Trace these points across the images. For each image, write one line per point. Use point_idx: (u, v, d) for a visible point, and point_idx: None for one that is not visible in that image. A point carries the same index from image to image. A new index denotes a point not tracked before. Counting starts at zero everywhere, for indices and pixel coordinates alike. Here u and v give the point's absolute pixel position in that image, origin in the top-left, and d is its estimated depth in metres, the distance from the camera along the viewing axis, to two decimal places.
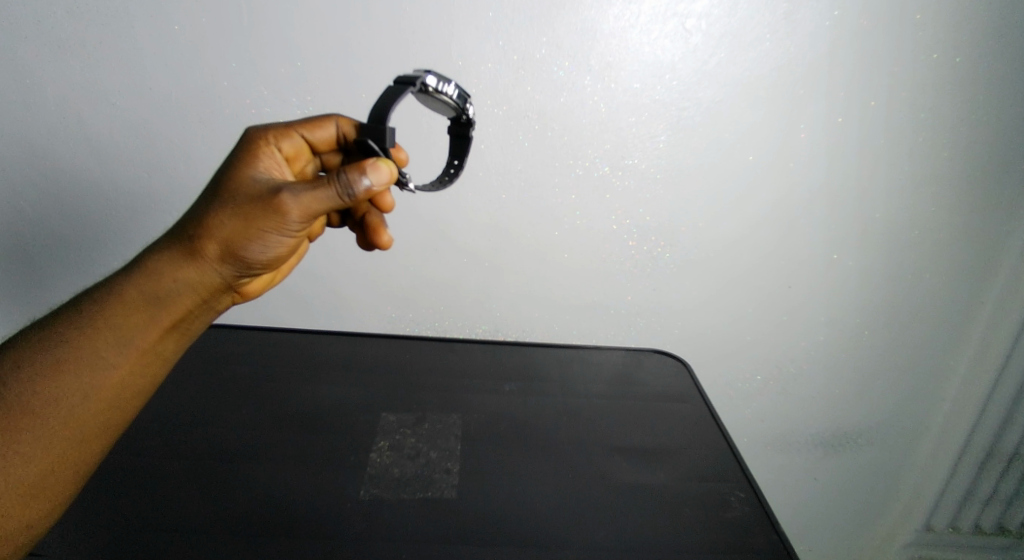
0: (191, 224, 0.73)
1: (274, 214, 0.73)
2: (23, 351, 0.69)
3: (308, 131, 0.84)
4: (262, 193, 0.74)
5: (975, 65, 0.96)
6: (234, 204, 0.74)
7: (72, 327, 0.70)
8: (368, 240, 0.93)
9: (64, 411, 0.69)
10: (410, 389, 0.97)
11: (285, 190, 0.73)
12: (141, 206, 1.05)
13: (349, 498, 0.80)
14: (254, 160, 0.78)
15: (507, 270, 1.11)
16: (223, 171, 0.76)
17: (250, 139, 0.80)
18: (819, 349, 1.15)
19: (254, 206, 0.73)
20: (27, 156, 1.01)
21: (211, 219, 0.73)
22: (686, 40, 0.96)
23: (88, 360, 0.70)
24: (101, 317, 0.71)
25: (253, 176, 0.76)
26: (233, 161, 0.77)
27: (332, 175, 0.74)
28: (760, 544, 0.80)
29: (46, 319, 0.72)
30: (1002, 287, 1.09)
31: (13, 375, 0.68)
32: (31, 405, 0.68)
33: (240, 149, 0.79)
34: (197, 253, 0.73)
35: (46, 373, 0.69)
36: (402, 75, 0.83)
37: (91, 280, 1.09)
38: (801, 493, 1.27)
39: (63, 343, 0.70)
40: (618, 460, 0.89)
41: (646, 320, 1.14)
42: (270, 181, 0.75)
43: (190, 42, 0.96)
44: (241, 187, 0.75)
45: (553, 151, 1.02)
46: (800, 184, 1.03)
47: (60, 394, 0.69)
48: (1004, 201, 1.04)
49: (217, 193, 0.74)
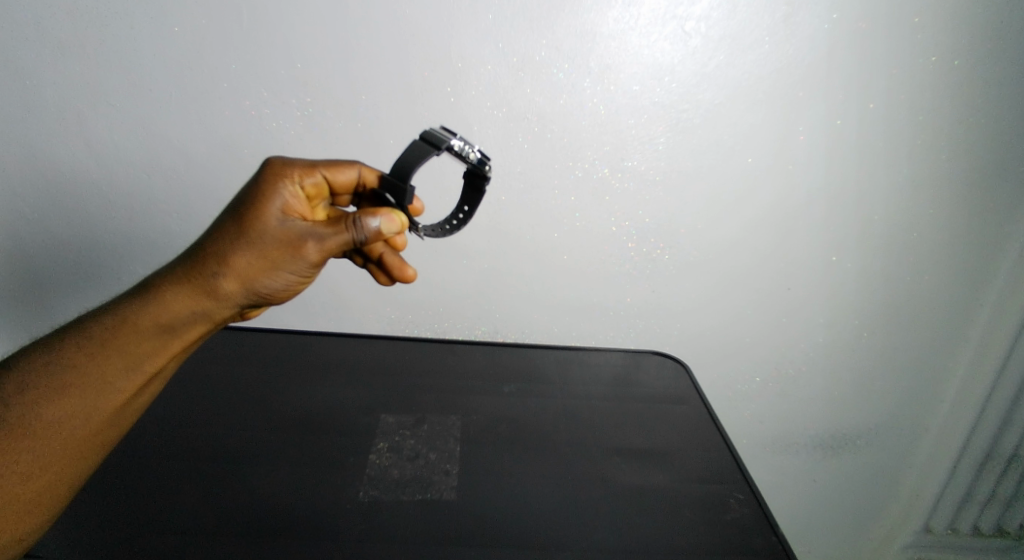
0: (210, 260, 0.73)
1: (293, 255, 0.75)
2: (30, 373, 0.70)
3: (329, 170, 0.81)
4: (282, 234, 0.75)
5: (974, 68, 0.96)
6: (258, 245, 0.74)
7: (79, 351, 0.71)
8: (384, 279, 0.93)
9: (62, 433, 0.69)
10: (409, 391, 0.97)
11: (311, 237, 0.75)
12: (140, 208, 1.04)
13: (347, 499, 0.80)
14: (275, 195, 0.76)
15: (507, 272, 1.11)
16: (244, 206, 0.75)
17: (273, 174, 0.77)
18: (819, 350, 1.15)
19: (279, 249, 0.74)
20: (28, 158, 1.01)
21: (229, 256, 0.73)
22: (685, 42, 0.96)
23: (93, 384, 0.71)
24: (109, 345, 0.71)
25: (274, 214, 0.75)
26: (253, 196, 0.75)
27: (349, 219, 0.77)
28: (759, 547, 0.81)
29: (51, 338, 0.72)
30: (1002, 289, 1.09)
31: (17, 396, 0.69)
32: (32, 426, 0.68)
33: (258, 180, 0.76)
34: (213, 290, 0.73)
35: (51, 395, 0.69)
36: (427, 134, 0.87)
37: (90, 282, 1.09)
38: (801, 494, 1.27)
39: (68, 367, 0.70)
40: (617, 462, 0.89)
41: (646, 322, 1.14)
42: (294, 224, 0.75)
43: (190, 44, 0.96)
44: (263, 226, 0.74)
45: (553, 153, 1.02)
46: (800, 186, 1.03)
47: (62, 417, 0.69)
48: (1003, 204, 1.04)
49: (235, 228, 0.74)
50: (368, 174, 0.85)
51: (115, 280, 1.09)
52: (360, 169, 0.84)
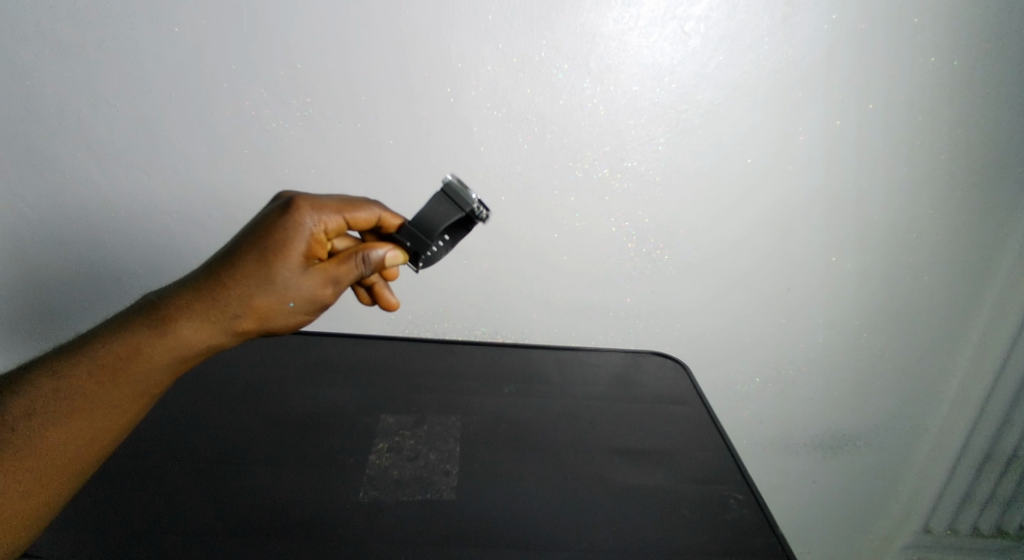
0: (229, 302, 0.74)
1: (309, 298, 0.77)
2: (36, 394, 0.69)
3: (350, 212, 0.79)
4: (301, 278, 0.76)
5: (973, 68, 0.97)
6: (279, 290, 0.75)
7: (89, 376, 0.71)
8: (369, 299, 0.90)
9: (63, 454, 0.70)
10: (408, 392, 0.97)
11: (329, 283, 0.77)
12: (138, 206, 1.04)
13: (347, 499, 0.80)
14: (297, 244, 0.75)
15: (506, 272, 1.10)
16: (266, 251, 0.74)
17: (297, 222, 0.75)
18: (819, 351, 1.15)
19: (299, 295, 0.76)
20: (26, 158, 1.01)
21: (247, 295, 0.74)
22: (685, 42, 0.96)
23: (102, 409, 0.71)
24: (121, 373, 0.72)
25: (295, 261, 0.75)
26: (277, 243, 0.74)
27: (361, 259, 0.78)
28: (759, 547, 0.81)
29: (57, 358, 0.72)
30: (1001, 289, 1.09)
31: (23, 418, 0.69)
32: (37, 448, 0.69)
33: (280, 217, 0.75)
34: (229, 328, 0.74)
35: (59, 419, 0.70)
36: (455, 190, 0.83)
37: (84, 282, 1.07)
38: (800, 494, 1.27)
39: (76, 391, 0.70)
40: (617, 462, 0.89)
41: (646, 322, 1.14)
42: (314, 271, 0.76)
43: (190, 44, 0.96)
44: (285, 271, 0.75)
45: (553, 153, 1.02)
46: (800, 186, 1.04)
47: (68, 440, 0.70)
48: (1003, 204, 1.04)
49: (255, 270, 0.74)
50: (388, 217, 0.82)
51: (112, 280, 1.08)
52: (379, 211, 0.82)
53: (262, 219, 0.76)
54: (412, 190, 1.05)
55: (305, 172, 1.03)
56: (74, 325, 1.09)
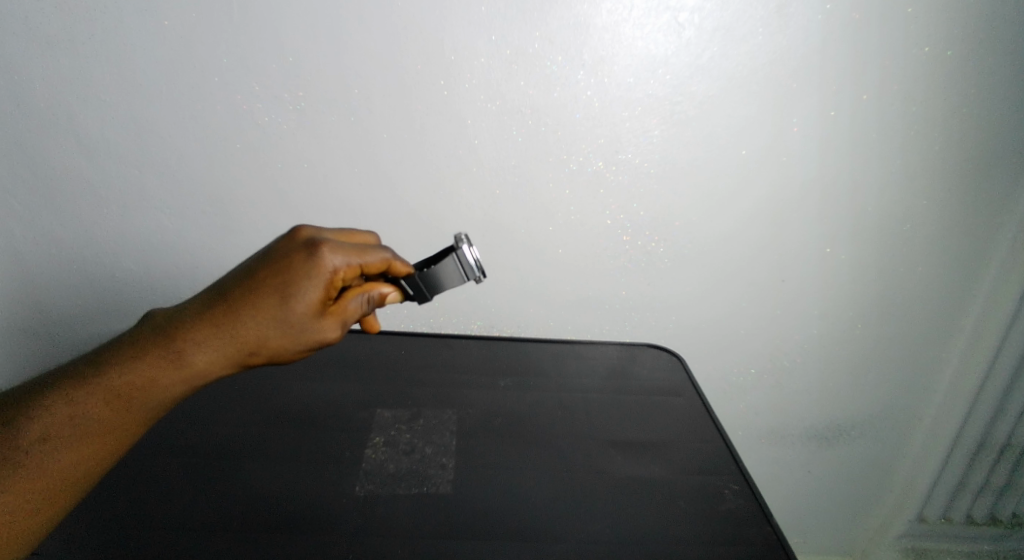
0: (243, 339, 0.72)
1: (318, 341, 0.75)
2: (44, 420, 0.66)
3: (366, 256, 0.76)
4: (315, 320, 0.74)
5: (966, 58, 0.97)
6: (291, 332, 0.73)
7: (103, 404, 0.68)
8: None
9: (72, 477, 0.67)
10: (404, 386, 0.96)
11: (339, 326, 0.75)
12: (131, 202, 1.03)
13: (345, 493, 0.80)
14: (315, 291, 0.73)
15: (501, 266, 1.10)
16: (283, 295, 0.72)
17: (317, 269, 0.72)
18: (813, 341, 1.15)
19: (308, 338, 0.74)
20: (15, 154, 1.00)
21: (262, 333, 0.72)
22: (678, 34, 0.96)
23: (116, 437, 0.68)
24: (135, 402, 0.69)
25: (310, 307, 0.73)
26: (295, 288, 0.72)
27: (365, 302, 0.77)
28: (754, 537, 0.81)
29: (66, 383, 0.68)
30: (994, 279, 1.10)
31: (37, 442, 0.66)
32: (48, 472, 0.66)
33: (300, 261, 0.72)
34: (240, 363, 0.73)
35: (73, 441, 0.67)
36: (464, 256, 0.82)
37: (77, 279, 1.07)
38: (796, 484, 1.28)
39: (89, 418, 0.67)
40: (612, 454, 0.89)
41: (641, 315, 1.14)
42: (326, 316, 0.74)
43: (180, 37, 0.95)
44: (300, 313, 0.73)
45: (547, 145, 1.02)
46: (795, 177, 1.04)
47: (79, 467, 0.67)
48: (996, 194, 1.05)
49: (272, 309, 0.72)
50: (398, 263, 0.79)
51: (104, 276, 1.07)
52: (390, 255, 0.79)
53: (280, 256, 0.73)
54: (406, 184, 1.04)
55: (299, 166, 1.03)
56: (67, 322, 1.09)
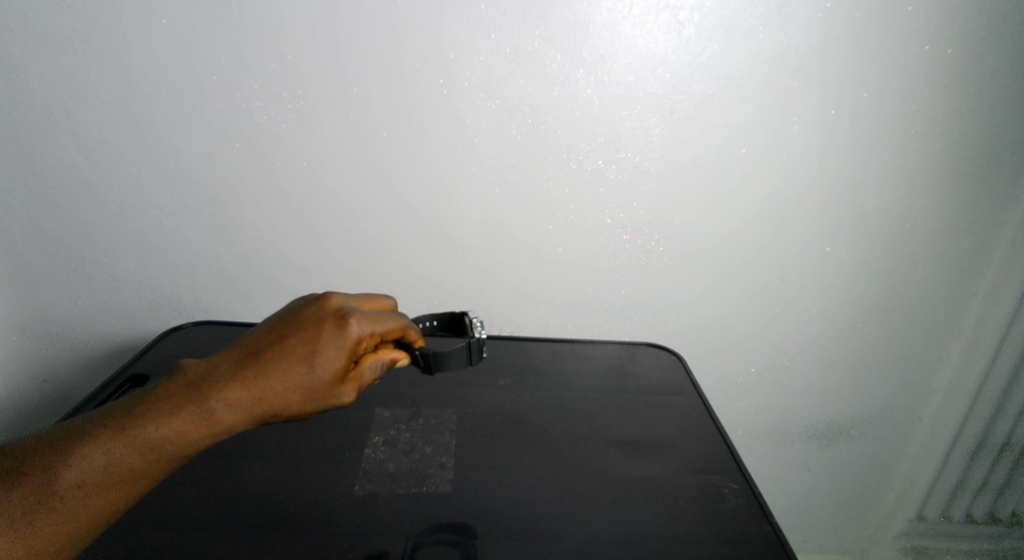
0: (267, 398, 0.70)
1: (336, 403, 0.73)
2: (78, 468, 0.64)
3: (387, 323, 0.76)
4: (336, 386, 0.72)
5: (965, 57, 0.97)
6: (313, 395, 0.71)
7: (134, 457, 0.66)
8: None
9: (101, 521, 0.65)
10: (403, 386, 0.96)
11: (355, 392, 0.74)
12: (131, 201, 1.03)
13: (344, 492, 0.80)
14: (339, 359, 0.71)
15: (500, 265, 1.10)
16: (307, 363, 0.70)
17: (343, 340, 0.71)
18: (813, 340, 1.15)
19: (328, 401, 0.72)
20: (12, 152, 0.99)
21: (285, 393, 0.70)
22: (678, 32, 0.96)
23: (144, 485, 0.67)
24: (165, 455, 0.67)
25: (333, 374, 0.71)
26: (320, 357, 0.71)
27: (379, 368, 0.76)
28: (754, 536, 0.81)
29: (97, 430, 0.66)
30: (993, 278, 1.10)
31: (70, 489, 0.64)
32: (81, 517, 0.64)
33: (326, 331, 0.71)
34: (263, 422, 0.71)
35: (105, 487, 0.65)
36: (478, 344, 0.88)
37: (76, 278, 1.06)
38: (796, 482, 1.28)
39: (120, 467, 0.65)
40: (613, 453, 0.89)
41: (641, 315, 1.13)
42: (347, 383, 0.73)
43: (179, 35, 0.95)
44: (324, 380, 0.71)
45: (547, 144, 1.02)
46: (794, 176, 1.04)
47: (109, 513, 0.65)
48: (995, 193, 1.05)
49: (297, 375, 0.70)
50: (412, 330, 0.80)
51: (103, 275, 1.06)
52: (407, 321, 0.79)
53: (306, 323, 0.72)
54: (405, 183, 1.04)
55: (297, 165, 1.02)
56: (67, 322, 1.08)
